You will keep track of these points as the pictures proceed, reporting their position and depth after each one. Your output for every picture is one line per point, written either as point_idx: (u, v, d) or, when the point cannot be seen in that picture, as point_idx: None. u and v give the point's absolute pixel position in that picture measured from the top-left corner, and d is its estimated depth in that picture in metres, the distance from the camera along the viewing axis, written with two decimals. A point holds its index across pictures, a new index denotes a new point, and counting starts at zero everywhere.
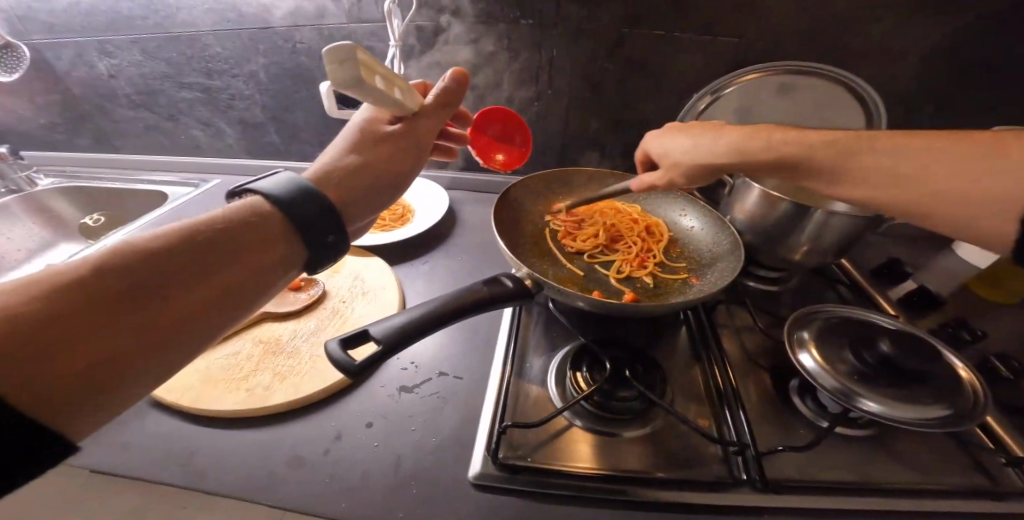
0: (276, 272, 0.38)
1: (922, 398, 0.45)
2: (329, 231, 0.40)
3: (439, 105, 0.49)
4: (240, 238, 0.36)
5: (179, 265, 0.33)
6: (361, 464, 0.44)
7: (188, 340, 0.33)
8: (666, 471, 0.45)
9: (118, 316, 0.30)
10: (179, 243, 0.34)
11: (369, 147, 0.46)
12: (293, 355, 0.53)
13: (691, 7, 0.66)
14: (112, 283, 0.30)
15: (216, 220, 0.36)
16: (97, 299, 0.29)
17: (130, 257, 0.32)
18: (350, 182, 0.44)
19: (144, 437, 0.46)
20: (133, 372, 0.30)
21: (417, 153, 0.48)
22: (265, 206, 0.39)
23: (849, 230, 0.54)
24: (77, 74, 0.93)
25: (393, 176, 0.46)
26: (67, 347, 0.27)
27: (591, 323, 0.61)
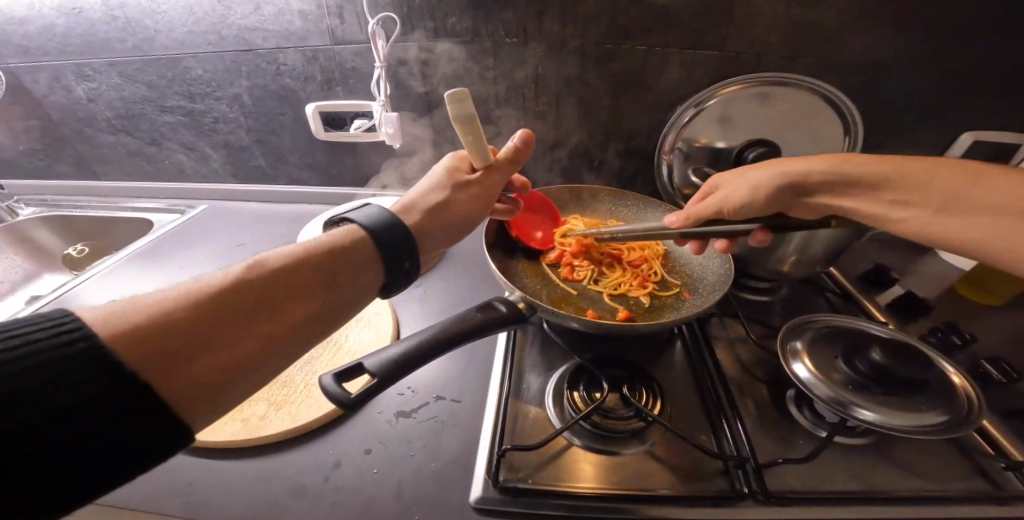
0: (368, 294, 0.40)
1: (916, 404, 0.46)
2: (406, 259, 0.41)
3: (515, 160, 0.49)
4: (339, 263, 0.38)
5: (293, 283, 0.36)
6: (364, 492, 0.43)
7: (292, 353, 0.35)
8: (673, 488, 0.45)
9: (238, 329, 0.32)
10: (288, 267, 0.36)
11: (448, 188, 0.47)
12: (288, 384, 0.52)
13: (671, 23, 0.67)
14: (232, 300, 0.32)
15: (325, 242, 0.39)
16: (226, 311, 0.32)
17: (249, 278, 0.34)
18: (429, 221, 0.45)
19: (139, 472, 0.45)
20: (248, 381, 0.32)
21: (488, 202, 0.49)
22: (362, 233, 0.40)
23: (836, 242, 0.56)
24: (55, 98, 0.92)
25: (469, 222, 0.48)
26: (198, 353, 0.30)
27: (587, 342, 0.61)
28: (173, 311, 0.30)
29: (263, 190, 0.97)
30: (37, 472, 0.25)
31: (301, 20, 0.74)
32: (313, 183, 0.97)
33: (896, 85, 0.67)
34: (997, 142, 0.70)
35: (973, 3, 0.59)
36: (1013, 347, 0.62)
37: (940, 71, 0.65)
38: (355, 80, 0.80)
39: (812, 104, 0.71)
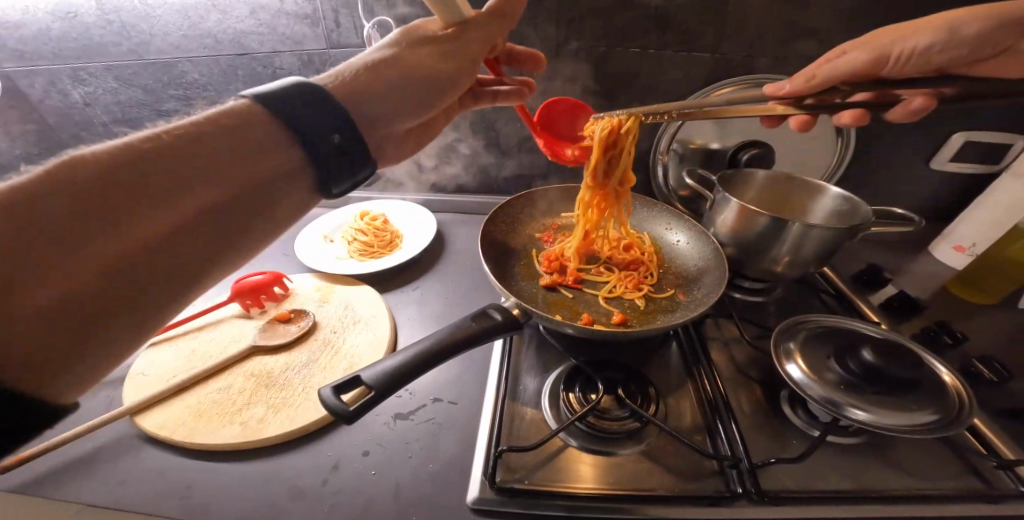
0: (273, 179, 0.36)
1: (908, 403, 0.46)
2: (330, 129, 0.38)
3: (491, 15, 0.48)
4: (229, 145, 0.35)
5: (160, 171, 0.32)
6: (362, 493, 0.44)
7: (181, 254, 0.32)
8: (667, 488, 0.45)
9: (96, 227, 0.29)
10: (166, 151, 0.33)
11: (409, 44, 0.45)
12: (286, 387, 0.52)
13: (665, 25, 0.68)
14: (95, 189, 0.29)
15: (200, 125, 0.35)
16: (73, 207, 0.29)
17: (117, 162, 0.31)
18: (384, 77, 0.43)
19: (139, 474, 0.45)
20: (124, 288, 0.30)
21: (462, 63, 0.48)
22: (260, 110, 0.37)
23: (828, 244, 0.56)
24: (52, 103, 0.92)
25: (434, 79, 0.46)
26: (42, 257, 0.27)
27: (583, 344, 0.61)
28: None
29: None
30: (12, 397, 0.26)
31: (297, 24, 0.74)
32: None
33: None
34: (987, 143, 0.71)
35: (966, 5, 0.60)
36: (1005, 345, 0.63)
37: None
38: None
39: None
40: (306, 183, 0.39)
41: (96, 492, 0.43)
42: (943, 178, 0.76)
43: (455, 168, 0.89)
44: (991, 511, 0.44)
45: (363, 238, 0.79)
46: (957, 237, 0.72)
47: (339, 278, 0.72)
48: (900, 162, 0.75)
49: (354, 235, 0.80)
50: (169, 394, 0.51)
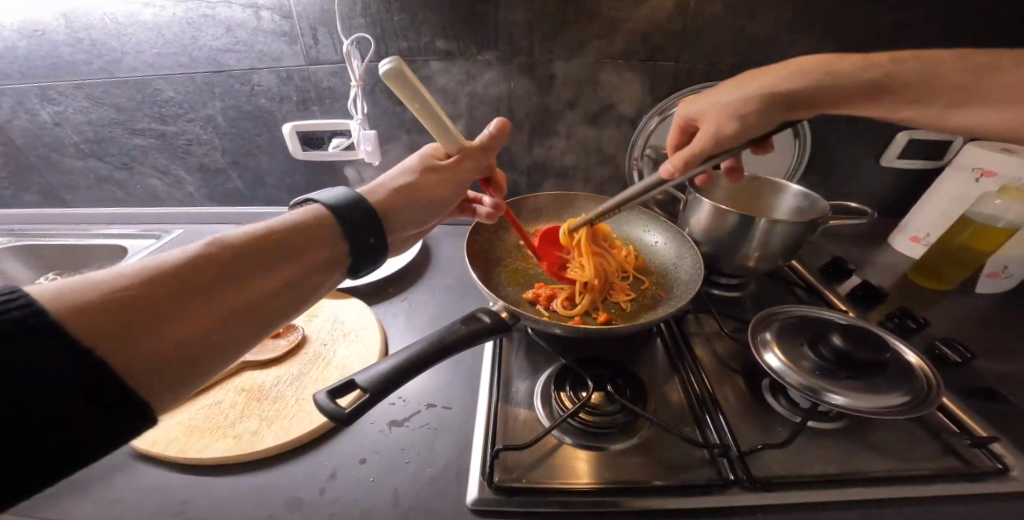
0: (327, 270, 0.42)
1: (878, 387, 0.49)
2: (371, 234, 0.44)
3: (483, 148, 0.53)
4: (300, 240, 0.41)
5: (254, 258, 0.38)
6: (361, 500, 0.44)
7: (258, 324, 0.37)
8: (661, 479, 0.47)
9: (195, 305, 0.33)
10: (254, 244, 0.38)
11: (421, 170, 0.50)
12: (278, 400, 0.52)
13: (632, 37, 0.72)
14: (197, 275, 0.34)
15: (294, 224, 0.41)
16: (189, 283, 0.33)
17: (216, 253, 0.36)
18: (398, 199, 0.48)
19: (127, 494, 0.43)
20: (210, 354, 0.33)
21: (457, 189, 0.52)
22: (323, 212, 0.43)
23: (792, 236, 0.60)
24: (19, 123, 0.89)
25: (437, 201, 0.51)
26: (161, 320, 0.31)
27: (570, 345, 0.63)
28: (132, 289, 0.31)
29: (243, 212, 0.97)
30: (26, 452, 0.26)
31: (274, 42, 0.75)
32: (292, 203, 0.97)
33: None
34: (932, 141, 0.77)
35: (899, 16, 0.66)
36: (962, 328, 0.67)
37: None
38: (332, 100, 0.81)
39: None
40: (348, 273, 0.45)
41: (89, 511, 0.42)
42: (893, 172, 0.81)
43: None
44: (969, 489, 0.46)
45: None
46: (911, 230, 0.79)
47: (325, 293, 0.72)
48: (851, 161, 0.81)
49: None
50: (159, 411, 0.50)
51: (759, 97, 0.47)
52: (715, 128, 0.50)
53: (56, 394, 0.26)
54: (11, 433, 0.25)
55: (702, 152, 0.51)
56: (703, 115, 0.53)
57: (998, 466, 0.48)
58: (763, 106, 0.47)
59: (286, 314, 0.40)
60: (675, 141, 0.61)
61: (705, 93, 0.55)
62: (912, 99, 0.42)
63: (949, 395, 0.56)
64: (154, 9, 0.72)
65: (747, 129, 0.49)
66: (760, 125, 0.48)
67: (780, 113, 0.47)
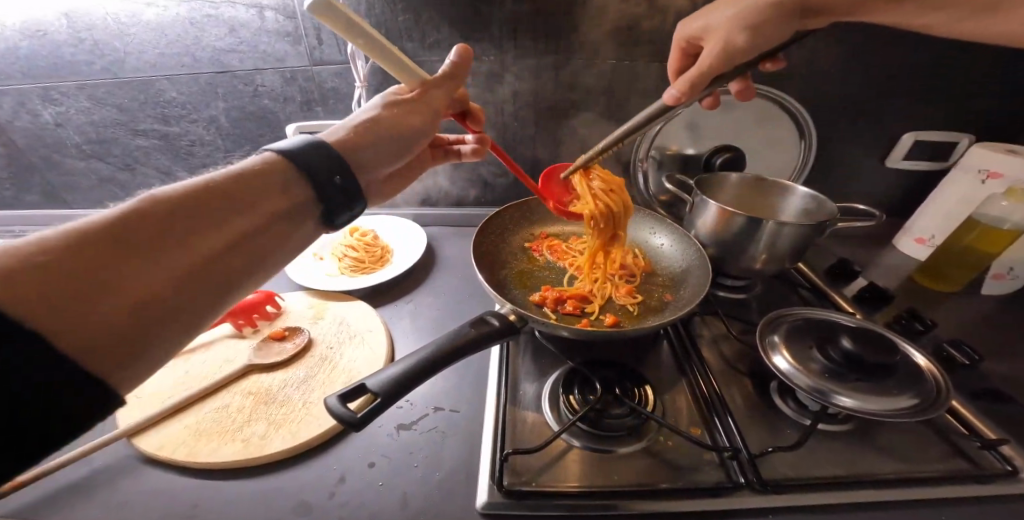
0: (289, 220, 0.40)
1: (887, 389, 0.49)
2: (335, 172, 0.42)
3: (450, 76, 0.52)
4: (252, 188, 0.38)
5: (202, 210, 0.34)
6: (370, 503, 0.44)
7: (217, 279, 0.34)
8: (671, 482, 0.47)
9: (139, 256, 0.30)
10: (200, 195, 0.35)
11: (381, 106, 0.49)
12: (285, 404, 0.52)
13: (637, 37, 0.71)
14: (137, 227, 0.31)
15: (242, 174, 0.38)
16: (126, 238, 0.30)
17: (158, 206, 0.33)
18: (364, 134, 0.46)
19: (135, 498, 0.43)
20: (169, 309, 0.31)
21: (431, 118, 0.52)
22: (274, 161, 0.40)
23: (799, 238, 0.60)
24: (21, 124, 0.88)
25: (405, 131, 0.49)
26: (106, 276, 0.28)
27: (577, 347, 0.63)
28: (66, 244, 0.28)
29: None
30: (22, 448, 0.25)
31: (278, 42, 0.74)
32: None
33: (844, 88, 0.73)
34: (937, 142, 0.77)
35: None
36: (968, 329, 0.67)
37: (882, 77, 0.71)
38: (335, 101, 0.80)
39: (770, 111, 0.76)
40: (314, 221, 0.42)
41: (97, 515, 0.41)
42: (898, 173, 0.81)
43: (441, 182, 0.90)
44: (979, 491, 0.46)
45: (353, 254, 0.78)
46: (916, 231, 0.79)
47: (330, 294, 0.71)
48: (856, 162, 0.81)
49: (342, 250, 0.79)
50: (166, 414, 0.50)
51: (767, 8, 0.49)
52: (727, 34, 0.50)
53: (56, 394, 0.25)
54: (10, 434, 0.24)
55: (712, 70, 0.50)
56: (710, 30, 0.53)
57: (1008, 467, 0.48)
58: (777, 11, 0.49)
59: (250, 267, 0.37)
60: (675, 67, 0.62)
61: (706, 11, 0.56)
62: (940, 6, 0.49)
63: (958, 397, 0.56)
64: (157, 9, 0.72)
65: (761, 36, 0.49)
66: (777, 31, 0.50)
67: (791, 24, 0.50)
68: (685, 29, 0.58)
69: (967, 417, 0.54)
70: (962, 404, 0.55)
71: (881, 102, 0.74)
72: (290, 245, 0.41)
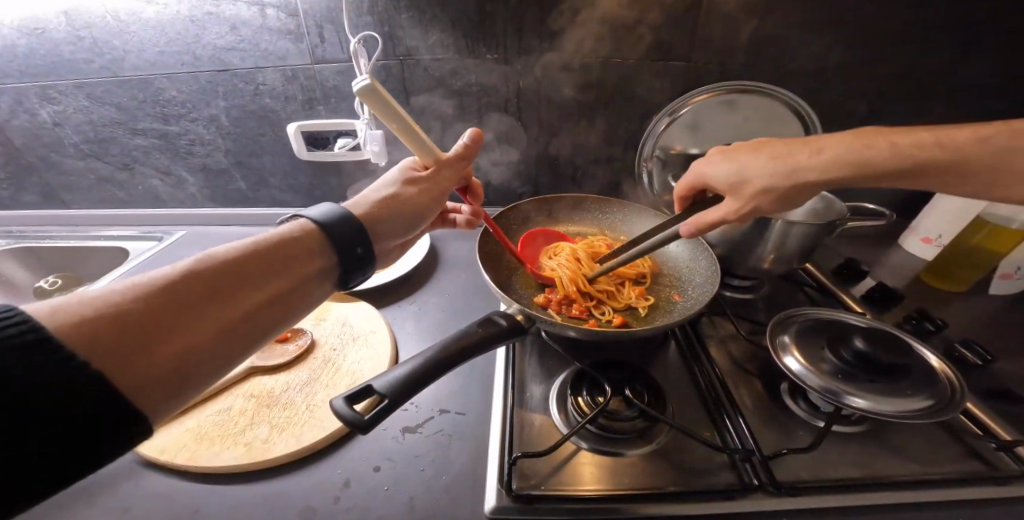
0: (318, 282, 0.43)
1: (901, 390, 0.48)
2: (358, 243, 0.44)
3: (461, 157, 0.54)
4: (288, 253, 0.41)
5: (244, 273, 0.38)
6: (377, 508, 0.43)
7: (248, 339, 0.37)
8: (682, 484, 0.46)
9: (187, 316, 0.33)
10: (244, 259, 0.38)
11: (400, 183, 0.51)
12: (288, 406, 0.50)
13: (643, 35, 0.71)
14: (187, 288, 0.34)
15: (280, 237, 0.42)
16: (178, 299, 0.33)
17: (207, 268, 0.36)
18: (380, 210, 0.48)
19: (137, 502, 0.42)
20: (204, 369, 0.33)
21: (438, 198, 0.54)
22: (312, 227, 0.44)
23: (809, 238, 0.59)
24: (18, 123, 0.87)
25: (416, 212, 0.51)
26: (157, 336, 0.31)
27: (584, 349, 0.62)
28: (129, 304, 0.31)
29: (246, 213, 0.95)
30: (25, 455, 0.26)
31: (279, 40, 0.73)
32: (296, 204, 0.96)
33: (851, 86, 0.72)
34: None
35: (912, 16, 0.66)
36: (978, 329, 0.67)
37: (890, 74, 0.71)
38: (338, 99, 0.79)
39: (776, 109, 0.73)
40: (340, 286, 0.45)
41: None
42: None
43: None
44: (995, 493, 0.46)
45: None
46: (924, 230, 0.78)
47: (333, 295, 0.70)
48: None
49: None
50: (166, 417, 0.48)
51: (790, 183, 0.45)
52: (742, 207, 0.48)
53: (56, 394, 0.26)
54: (11, 436, 0.25)
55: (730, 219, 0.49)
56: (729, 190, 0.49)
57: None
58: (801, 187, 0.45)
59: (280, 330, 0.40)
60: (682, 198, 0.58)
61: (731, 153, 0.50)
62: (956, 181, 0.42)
63: (971, 398, 0.55)
64: (157, 6, 0.71)
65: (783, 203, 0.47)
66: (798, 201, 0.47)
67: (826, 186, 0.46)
68: (697, 173, 0.53)
69: (980, 417, 0.53)
70: (976, 405, 0.55)
71: (888, 100, 0.73)
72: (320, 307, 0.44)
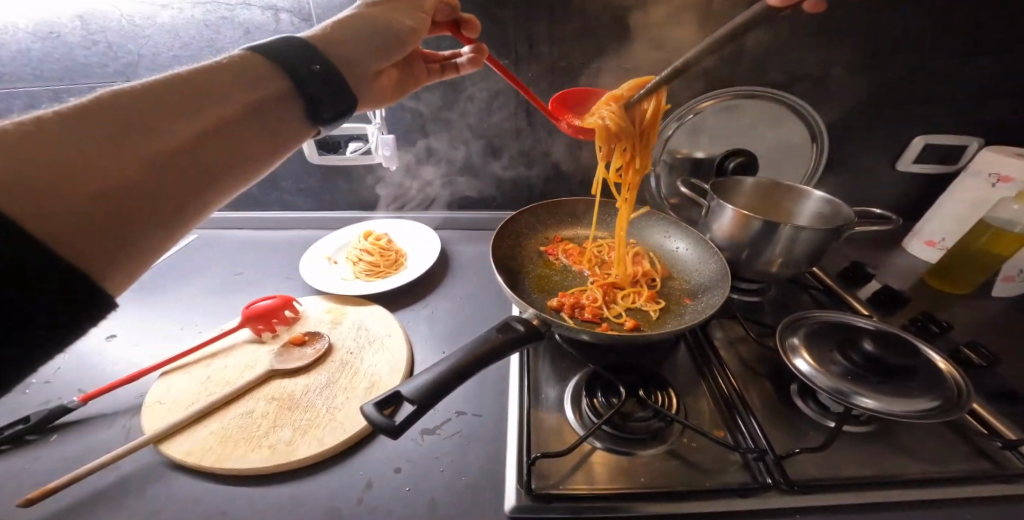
0: (269, 109, 0.40)
1: (909, 390, 0.49)
2: (313, 61, 0.42)
3: None
4: (226, 80, 0.38)
5: (178, 101, 0.36)
6: (399, 508, 0.44)
7: (203, 168, 0.36)
8: (698, 482, 0.47)
9: (121, 139, 0.32)
10: (178, 86, 0.36)
11: (364, 6, 0.50)
12: (310, 409, 0.51)
13: (653, 42, 0.72)
14: (116, 114, 0.33)
15: (217, 66, 0.39)
16: (101, 124, 0.32)
17: (135, 96, 0.34)
18: (350, 31, 0.47)
19: (167, 503, 0.43)
20: (157, 190, 0.33)
21: (416, 18, 0.53)
22: (253, 59, 0.41)
23: (816, 242, 0.60)
24: None
25: (392, 29, 0.50)
26: (91, 155, 0.30)
27: (598, 352, 0.63)
28: (54, 125, 0.30)
29: (256, 216, 0.96)
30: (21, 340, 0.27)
31: None
32: (306, 208, 0.96)
33: (854, 92, 0.74)
34: (945, 145, 0.78)
35: (916, 24, 0.67)
36: (982, 331, 0.68)
37: (895, 81, 0.72)
38: None
39: (779, 113, 0.76)
40: (304, 115, 0.43)
41: None
42: (907, 177, 0.82)
43: (454, 185, 0.90)
44: (1002, 491, 0.47)
45: (368, 258, 0.78)
46: (927, 233, 0.80)
47: (346, 298, 0.71)
48: (866, 166, 0.82)
49: (357, 255, 0.79)
50: (190, 419, 0.49)
51: None
52: None
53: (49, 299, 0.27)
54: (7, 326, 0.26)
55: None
56: None
57: None
58: None
59: (236, 155, 0.39)
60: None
61: None
62: None
63: (978, 399, 0.57)
64: (172, 11, 0.72)
65: None
66: None
67: None
68: None
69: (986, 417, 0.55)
70: (982, 406, 0.56)
71: (892, 106, 0.74)
72: (280, 132, 0.42)
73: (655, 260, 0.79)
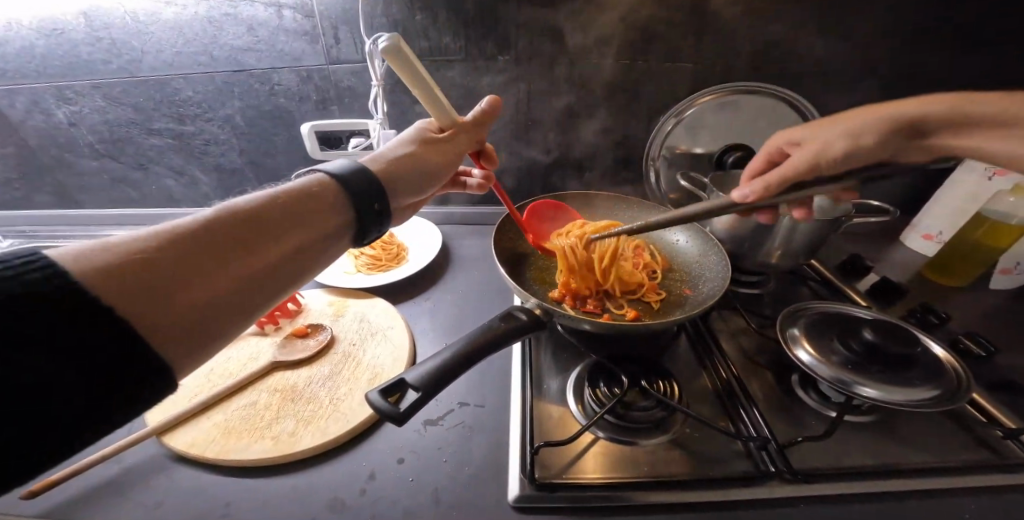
0: (333, 240, 0.42)
1: (909, 379, 0.49)
2: (376, 200, 0.44)
3: (478, 123, 0.55)
4: (305, 206, 0.40)
5: (261, 228, 0.37)
6: (402, 498, 0.44)
7: (267, 295, 0.36)
8: (700, 471, 0.47)
9: (208, 269, 0.32)
10: (263, 210, 0.37)
11: (417, 144, 0.51)
12: (312, 400, 0.51)
13: (653, 38, 0.72)
14: (209, 239, 0.33)
15: (298, 191, 0.40)
16: (192, 251, 0.32)
17: (226, 218, 0.35)
18: (400, 163, 0.48)
19: (170, 496, 0.43)
20: (224, 324, 0.33)
21: (452, 161, 0.54)
22: (329, 182, 0.43)
23: (816, 234, 0.61)
24: (33, 123, 0.88)
25: (433, 173, 0.51)
26: (179, 286, 0.30)
27: (599, 343, 0.63)
28: (155, 250, 0.30)
29: None
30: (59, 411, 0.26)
31: (296, 41, 0.74)
32: None
33: (852, 87, 0.74)
34: None
35: (912, 18, 0.68)
36: (980, 323, 0.68)
37: (892, 75, 0.73)
38: (351, 99, 0.81)
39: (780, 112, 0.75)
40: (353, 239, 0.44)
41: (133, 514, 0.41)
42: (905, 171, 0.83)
43: None
44: (1002, 479, 0.47)
45: (370, 252, 0.78)
46: (925, 226, 0.80)
47: (348, 290, 0.71)
48: None
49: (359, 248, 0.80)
50: (193, 411, 0.50)
51: None
52: None
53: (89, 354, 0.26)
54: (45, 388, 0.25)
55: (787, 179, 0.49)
56: None
57: None
58: None
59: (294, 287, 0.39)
60: None
61: None
62: None
63: (977, 390, 0.57)
64: (175, 8, 0.72)
65: None
66: None
67: None
68: None
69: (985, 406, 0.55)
70: (982, 397, 0.56)
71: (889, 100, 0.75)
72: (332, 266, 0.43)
73: (655, 251, 0.79)
